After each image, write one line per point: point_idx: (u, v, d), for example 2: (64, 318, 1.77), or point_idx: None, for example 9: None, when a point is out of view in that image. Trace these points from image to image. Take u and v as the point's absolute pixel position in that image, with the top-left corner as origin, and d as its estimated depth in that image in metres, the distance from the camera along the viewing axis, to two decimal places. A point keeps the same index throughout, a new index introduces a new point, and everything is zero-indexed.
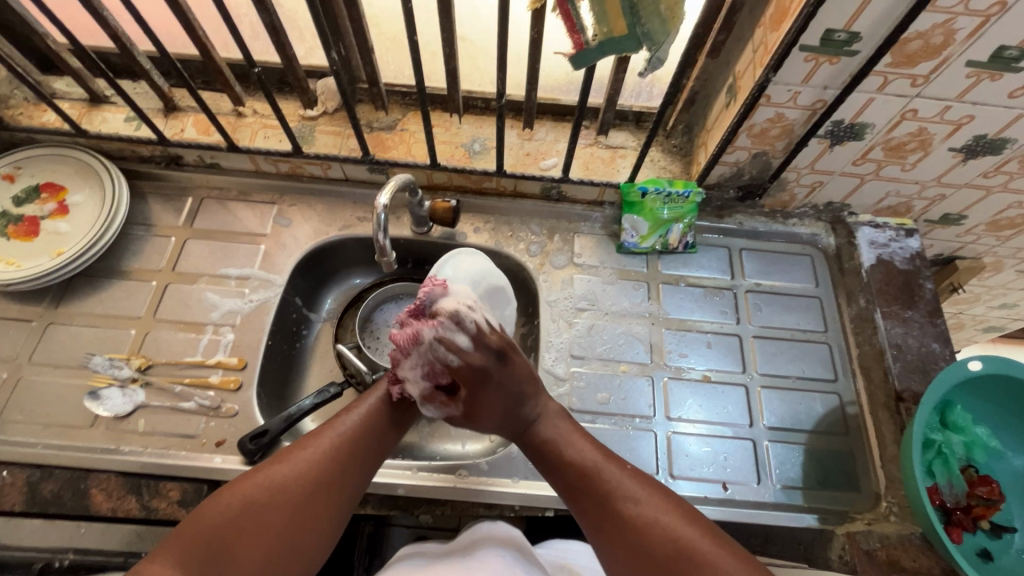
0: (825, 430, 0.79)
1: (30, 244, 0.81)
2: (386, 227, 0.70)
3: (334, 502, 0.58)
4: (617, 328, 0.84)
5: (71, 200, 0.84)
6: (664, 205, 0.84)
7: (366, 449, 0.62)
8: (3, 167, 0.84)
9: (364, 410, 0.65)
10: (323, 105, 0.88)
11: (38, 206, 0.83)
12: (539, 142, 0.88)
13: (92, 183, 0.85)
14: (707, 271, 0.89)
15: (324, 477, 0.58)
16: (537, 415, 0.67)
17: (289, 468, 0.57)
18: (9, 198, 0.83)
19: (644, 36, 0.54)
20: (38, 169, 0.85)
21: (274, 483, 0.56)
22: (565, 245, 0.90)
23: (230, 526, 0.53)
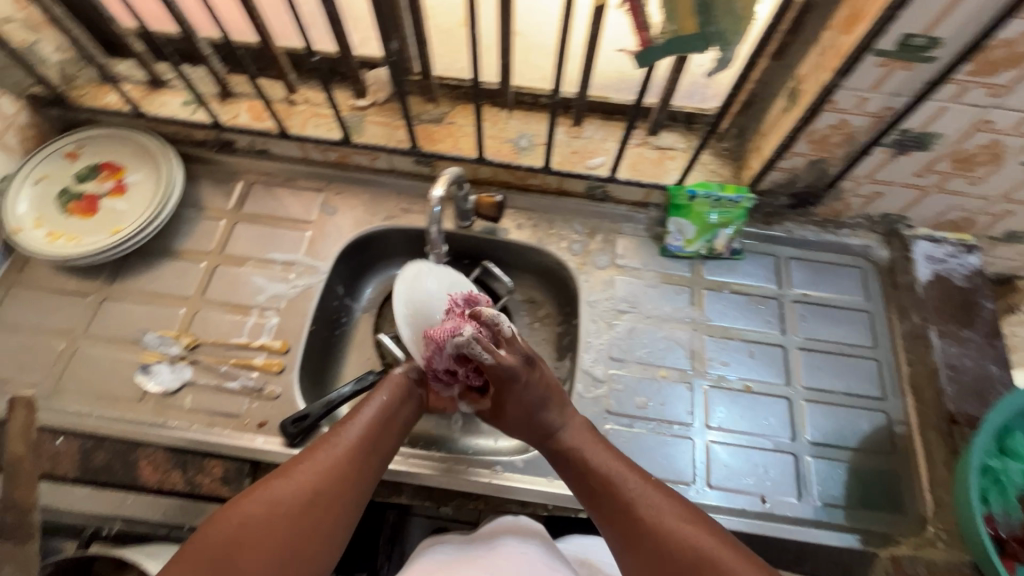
0: (871, 449, 0.77)
1: (90, 221, 0.84)
2: (439, 220, 0.72)
3: (340, 509, 0.56)
4: (658, 331, 0.83)
5: (129, 180, 0.87)
6: (712, 208, 0.82)
7: (367, 458, 0.60)
8: (66, 146, 0.87)
9: (361, 416, 0.63)
10: (374, 96, 0.89)
11: (97, 184, 0.86)
12: (586, 140, 0.87)
13: (149, 164, 0.87)
14: (752, 279, 0.87)
15: (324, 492, 0.56)
16: (551, 411, 0.66)
17: (292, 481, 0.56)
18: (70, 175, 0.86)
19: (714, 35, 0.53)
20: (99, 149, 0.88)
21: (278, 499, 0.54)
22: (608, 245, 0.88)
23: (239, 544, 0.51)
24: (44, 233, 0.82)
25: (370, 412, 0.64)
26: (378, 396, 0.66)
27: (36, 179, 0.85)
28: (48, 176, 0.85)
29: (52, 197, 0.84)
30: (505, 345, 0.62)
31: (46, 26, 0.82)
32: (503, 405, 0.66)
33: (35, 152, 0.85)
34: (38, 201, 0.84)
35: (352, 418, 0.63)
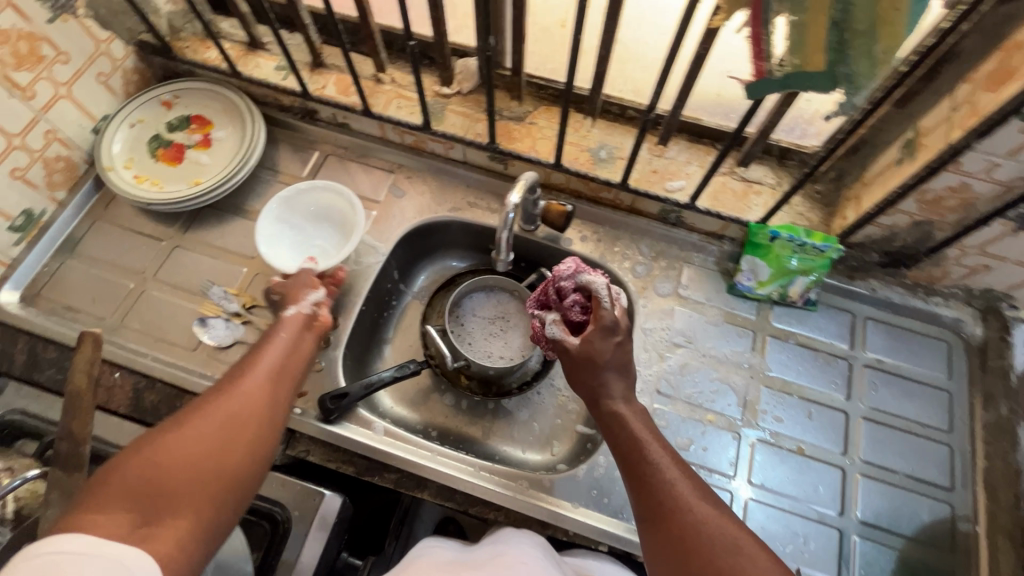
0: (927, 541, 0.70)
1: (174, 170, 0.87)
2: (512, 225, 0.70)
3: (260, 433, 0.55)
4: (712, 372, 0.78)
5: (215, 135, 0.89)
6: (793, 253, 0.77)
7: (278, 387, 0.60)
8: (162, 94, 0.90)
9: (265, 352, 0.62)
10: (459, 85, 0.88)
11: (186, 135, 0.89)
12: (669, 160, 0.83)
13: (236, 122, 0.90)
14: (823, 334, 0.81)
15: (242, 415, 0.55)
16: (609, 388, 0.62)
17: (207, 412, 0.54)
18: (163, 123, 0.89)
19: (844, 76, 0.49)
20: (193, 102, 0.91)
21: (192, 426, 0.52)
22: (672, 273, 0.84)
23: (155, 474, 0.48)
24: (131, 175, 0.85)
25: (277, 347, 0.64)
26: (275, 331, 0.66)
27: (132, 122, 0.88)
28: (143, 121, 0.88)
29: (144, 141, 0.88)
30: (619, 309, 0.66)
31: None
32: (580, 355, 0.63)
33: (134, 96, 0.88)
34: (130, 143, 0.87)
35: (258, 354, 0.62)
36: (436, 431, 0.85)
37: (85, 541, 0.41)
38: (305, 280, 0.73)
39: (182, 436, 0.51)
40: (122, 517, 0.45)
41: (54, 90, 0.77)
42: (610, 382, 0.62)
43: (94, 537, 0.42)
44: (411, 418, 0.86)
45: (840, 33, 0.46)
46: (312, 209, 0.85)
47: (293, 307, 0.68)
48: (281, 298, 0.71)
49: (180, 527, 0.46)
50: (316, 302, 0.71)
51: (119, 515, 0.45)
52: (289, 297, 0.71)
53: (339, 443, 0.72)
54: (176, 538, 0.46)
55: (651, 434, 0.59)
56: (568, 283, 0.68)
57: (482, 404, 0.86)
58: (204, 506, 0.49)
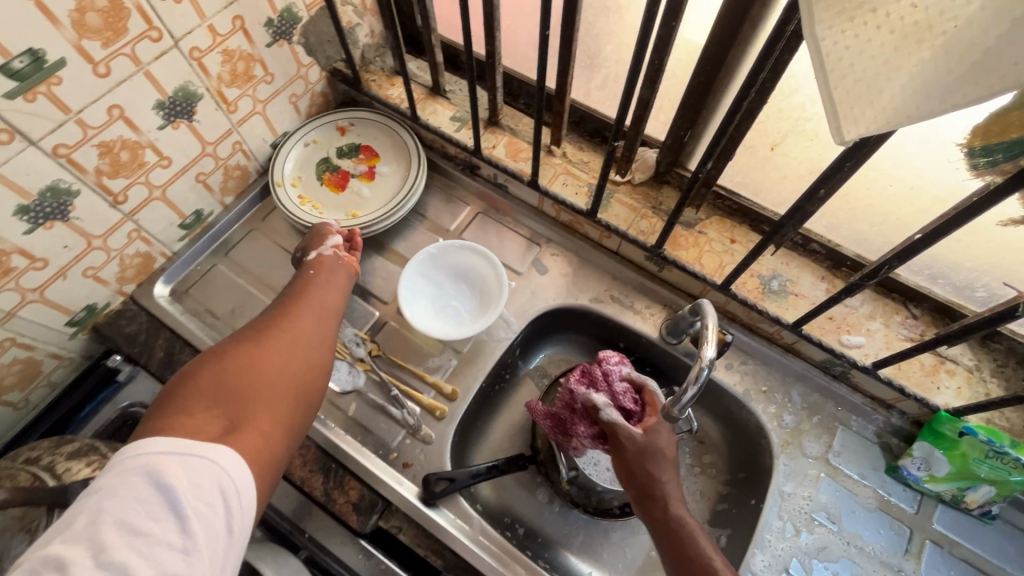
0: None
1: (335, 196, 0.88)
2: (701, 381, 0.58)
3: (315, 367, 0.59)
4: (854, 566, 0.68)
5: (379, 169, 0.90)
6: (985, 459, 0.64)
7: (322, 320, 0.64)
8: (340, 120, 0.92)
9: (307, 292, 0.66)
10: (632, 174, 0.83)
11: (353, 164, 0.90)
12: (849, 309, 0.75)
13: (401, 160, 0.90)
14: (998, 558, 0.69)
15: (298, 345, 0.59)
16: (664, 454, 0.60)
17: (267, 344, 0.57)
18: (333, 148, 0.91)
19: None
20: (365, 132, 0.93)
21: (255, 351, 0.55)
22: (823, 433, 0.75)
23: (228, 387, 0.51)
24: (296, 194, 0.87)
25: (317, 288, 0.67)
26: (308, 273, 0.70)
27: (308, 142, 0.90)
28: (317, 143, 0.91)
29: (314, 163, 0.90)
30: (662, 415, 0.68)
31: (370, 14, 0.87)
32: (645, 447, 0.60)
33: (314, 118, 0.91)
34: (301, 163, 0.90)
35: (300, 293, 0.66)
36: (523, 528, 0.80)
37: (173, 441, 0.42)
38: (318, 230, 0.75)
39: (248, 359, 0.54)
40: (201, 415, 0.47)
41: (252, 107, 0.81)
42: (667, 474, 0.59)
43: (184, 435, 0.43)
44: (500, 508, 0.81)
45: None
46: (455, 267, 0.84)
47: (312, 251, 0.73)
48: (303, 251, 0.74)
49: (259, 432, 0.48)
50: (333, 245, 0.73)
51: (200, 416, 0.47)
52: (309, 244, 0.74)
53: (434, 533, 0.68)
54: (258, 438, 0.48)
55: (670, 465, 0.61)
56: (616, 369, 0.70)
57: (576, 514, 0.80)
58: (276, 416, 0.51)
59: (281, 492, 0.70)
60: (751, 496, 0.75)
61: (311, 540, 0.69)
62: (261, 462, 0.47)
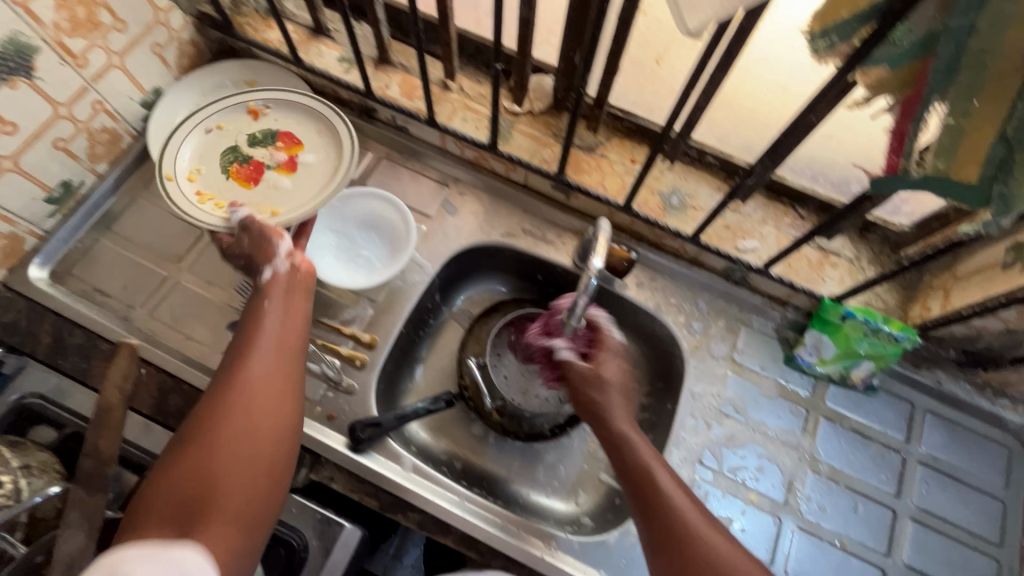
0: None
1: (247, 192, 0.74)
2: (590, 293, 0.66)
3: (276, 414, 0.56)
4: (760, 449, 0.75)
5: (302, 158, 0.76)
6: (865, 337, 0.72)
7: (283, 358, 0.59)
8: (253, 100, 0.78)
9: (263, 325, 0.60)
10: (531, 103, 0.82)
11: (268, 153, 0.76)
12: (743, 216, 0.78)
13: (331, 147, 0.77)
14: (879, 423, 0.77)
15: (259, 402, 0.55)
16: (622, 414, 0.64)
17: (230, 419, 0.53)
18: (243, 135, 0.77)
19: (996, 197, 0.43)
20: (284, 116, 0.79)
21: (222, 454, 0.51)
22: (729, 334, 0.80)
23: (179, 490, 0.49)
24: (192, 191, 0.72)
25: (272, 319, 0.61)
26: (260, 301, 0.62)
27: (210, 130, 0.76)
28: (229, 138, 0.76)
29: (218, 151, 0.75)
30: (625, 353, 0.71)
31: None
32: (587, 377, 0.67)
33: (223, 99, 0.77)
34: (199, 154, 0.75)
35: (253, 327, 0.60)
36: (461, 463, 0.82)
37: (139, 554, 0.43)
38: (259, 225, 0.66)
39: (227, 438, 0.52)
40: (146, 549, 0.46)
41: (107, 60, 0.72)
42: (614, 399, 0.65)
43: (144, 548, 0.44)
44: (436, 447, 0.82)
45: (1008, 149, 0.41)
46: (361, 215, 0.81)
47: (269, 266, 0.64)
48: (246, 259, 0.66)
49: (224, 523, 0.48)
50: (287, 254, 0.65)
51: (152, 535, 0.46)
52: (258, 258, 0.65)
53: (367, 477, 0.69)
54: (221, 538, 0.47)
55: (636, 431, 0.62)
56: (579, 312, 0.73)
57: (510, 442, 0.83)
58: (243, 499, 0.50)
59: None
60: (668, 400, 0.80)
61: None
62: (225, 557, 0.47)
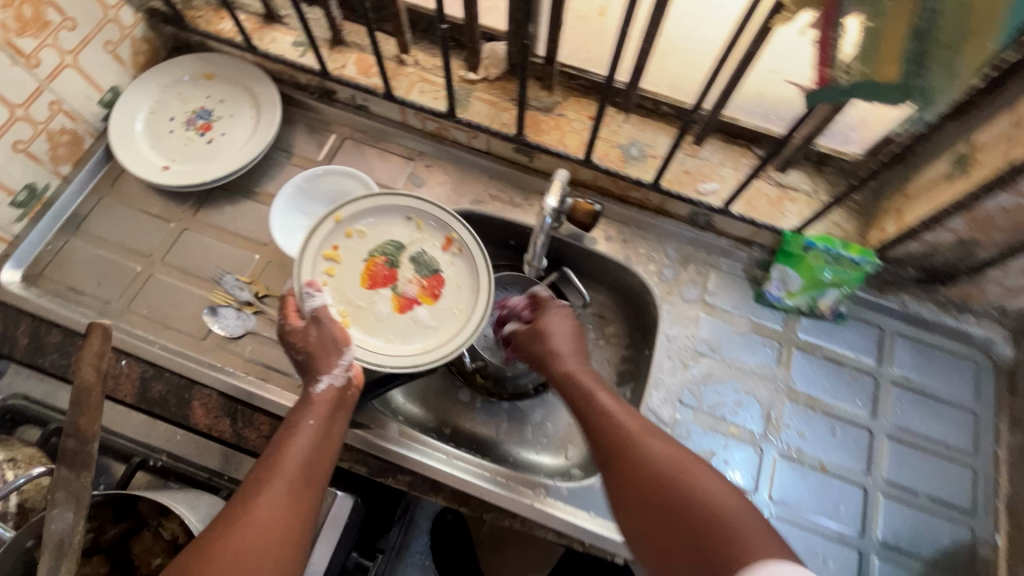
0: (946, 566, 0.69)
1: (360, 287, 0.74)
2: (548, 229, 0.72)
3: (284, 538, 0.51)
4: (737, 383, 0.77)
5: (421, 310, 0.74)
6: (827, 265, 0.74)
7: (303, 491, 0.55)
8: (454, 230, 0.76)
9: (289, 450, 0.57)
10: (486, 71, 0.83)
11: (412, 279, 0.75)
12: (702, 161, 0.80)
13: (462, 315, 0.74)
14: (851, 350, 0.80)
15: (259, 544, 0.50)
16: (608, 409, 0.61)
17: (238, 535, 0.50)
18: (427, 249, 0.76)
19: (916, 89, 0.46)
20: (459, 262, 0.76)
21: (221, 557, 0.48)
22: (699, 278, 0.82)
23: None
24: (326, 257, 0.73)
25: (303, 439, 0.58)
26: (303, 421, 0.59)
27: (395, 232, 0.76)
28: (382, 235, 0.76)
29: (385, 237, 0.76)
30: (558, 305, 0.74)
31: None
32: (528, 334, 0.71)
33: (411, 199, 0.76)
34: (375, 231, 0.76)
35: (282, 448, 0.57)
36: (450, 429, 0.83)
37: None
38: (337, 335, 0.66)
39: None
40: None
41: (59, 58, 0.73)
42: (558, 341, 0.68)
43: None
44: (424, 416, 0.84)
45: (921, 45, 0.44)
46: (328, 193, 0.82)
47: (324, 376, 0.63)
48: (307, 359, 0.64)
49: None
50: (345, 368, 0.65)
51: None
52: (318, 362, 0.64)
53: (353, 443, 0.70)
54: None
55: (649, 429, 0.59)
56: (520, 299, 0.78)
57: (497, 404, 0.84)
58: None
59: (190, 445, 0.69)
60: (645, 347, 0.82)
61: (230, 480, 0.68)
62: None
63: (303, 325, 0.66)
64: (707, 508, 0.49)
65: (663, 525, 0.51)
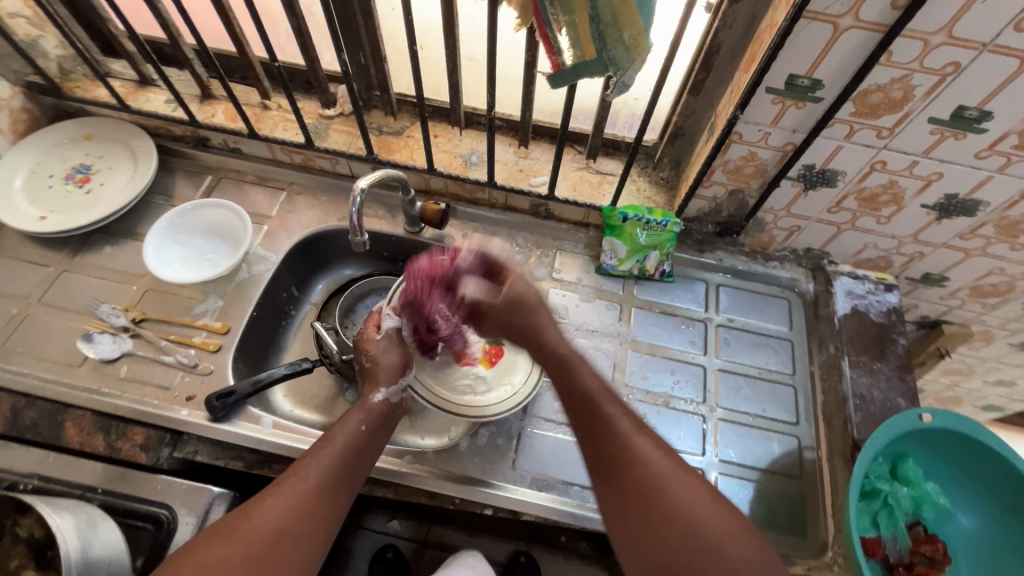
0: (778, 472, 0.78)
1: None
2: (359, 213, 0.65)
3: (311, 540, 0.54)
4: (586, 342, 0.87)
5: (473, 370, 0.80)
6: (642, 230, 0.88)
7: (340, 480, 0.59)
8: None
9: (335, 443, 0.61)
10: (340, 107, 0.96)
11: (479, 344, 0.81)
12: (533, 161, 0.93)
13: (504, 399, 0.77)
14: (680, 301, 0.91)
15: (294, 520, 0.53)
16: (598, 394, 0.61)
17: (274, 503, 0.54)
18: None
19: (610, 61, 0.58)
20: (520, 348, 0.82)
21: (256, 534, 0.51)
22: (547, 259, 0.93)
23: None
24: None
25: (343, 439, 0.62)
26: (360, 427, 0.64)
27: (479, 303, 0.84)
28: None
29: None
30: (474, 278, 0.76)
31: (49, 23, 0.91)
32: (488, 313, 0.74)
33: None
34: None
35: (327, 442, 0.61)
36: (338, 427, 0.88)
37: None
38: (401, 357, 0.73)
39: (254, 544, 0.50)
40: None
41: None
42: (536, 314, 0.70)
43: None
44: (312, 418, 0.88)
45: (598, 25, 0.56)
46: (203, 224, 0.90)
47: (381, 389, 0.69)
48: (373, 365, 0.72)
49: None
50: (399, 389, 0.71)
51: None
52: (378, 378, 0.70)
53: (226, 441, 0.75)
54: None
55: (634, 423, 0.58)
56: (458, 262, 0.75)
57: None
58: None
59: (60, 466, 0.71)
60: None
61: (104, 491, 0.69)
62: None
63: (377, 338, 0.74)
64: (702, 525, 0.50)
65: (639, 518, 0.52)
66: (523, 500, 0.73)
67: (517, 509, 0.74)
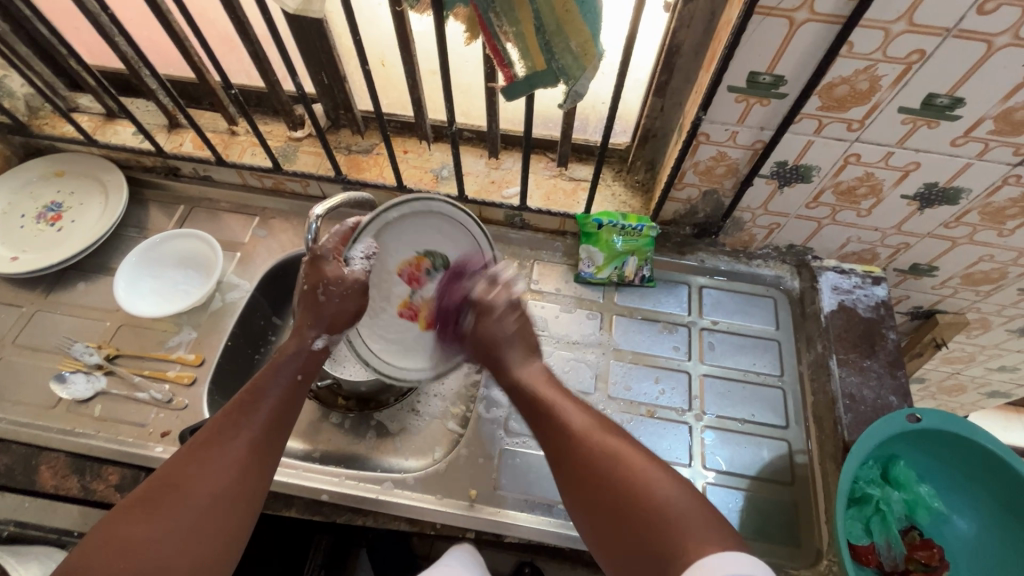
0: (769, 478, 0.76)
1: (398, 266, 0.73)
2: (316, 237, 0.65)
3: (250, 500, 0.53)
4: (567, 354, 0.85)
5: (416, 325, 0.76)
6: (618, 236, 0.85)
7: (273, 438, 0.57)
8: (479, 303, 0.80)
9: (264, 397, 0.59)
10: (308, 128, 0.95)
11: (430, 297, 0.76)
12: (505, 171, 0.92)
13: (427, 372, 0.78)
14: (663, 307, 0.89)
15: (226, 487, 0.52)
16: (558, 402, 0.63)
17: (207, 468, 0.52)
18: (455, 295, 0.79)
19: (560, 70, 0.56)
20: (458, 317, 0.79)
21: (190, 497, 0.50)
22: (525, 270, 0.92)
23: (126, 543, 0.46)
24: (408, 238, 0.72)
25: (277, 394, 0.60)
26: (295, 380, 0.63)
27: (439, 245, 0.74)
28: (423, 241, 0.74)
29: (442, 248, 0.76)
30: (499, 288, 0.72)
31: None
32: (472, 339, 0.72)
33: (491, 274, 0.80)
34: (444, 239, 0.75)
35: (257, 397, 0.59)
36: (319, 453, 0.85)
37: None
38: (356, 306, 0.68)
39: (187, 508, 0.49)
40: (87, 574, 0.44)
41: None
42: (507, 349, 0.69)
43: None
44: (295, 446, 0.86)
45: (544, 36, 0.54)
46: (173, 255, 0.89)
47: (323, 335, 0.67)
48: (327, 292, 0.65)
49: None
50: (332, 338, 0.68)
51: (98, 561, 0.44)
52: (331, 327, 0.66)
53: None
54: None
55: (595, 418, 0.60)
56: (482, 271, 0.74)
57: (359, 424, 0.87)
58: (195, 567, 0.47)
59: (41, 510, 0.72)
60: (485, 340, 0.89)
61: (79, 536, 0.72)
62: None
63: (345, 273, 0.66)
64: (641, 477, 0.51)
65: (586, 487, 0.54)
66: (506, 522, 0.72)
67: (501, 531, 0.72)
